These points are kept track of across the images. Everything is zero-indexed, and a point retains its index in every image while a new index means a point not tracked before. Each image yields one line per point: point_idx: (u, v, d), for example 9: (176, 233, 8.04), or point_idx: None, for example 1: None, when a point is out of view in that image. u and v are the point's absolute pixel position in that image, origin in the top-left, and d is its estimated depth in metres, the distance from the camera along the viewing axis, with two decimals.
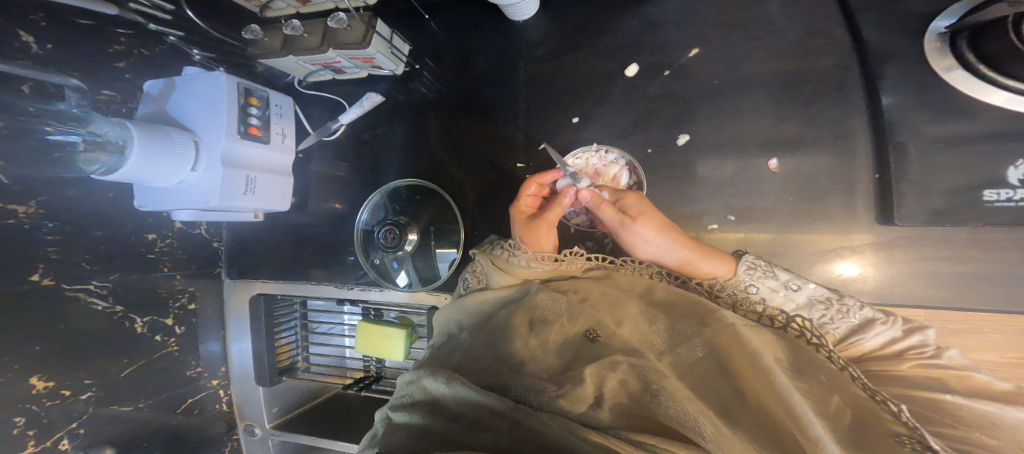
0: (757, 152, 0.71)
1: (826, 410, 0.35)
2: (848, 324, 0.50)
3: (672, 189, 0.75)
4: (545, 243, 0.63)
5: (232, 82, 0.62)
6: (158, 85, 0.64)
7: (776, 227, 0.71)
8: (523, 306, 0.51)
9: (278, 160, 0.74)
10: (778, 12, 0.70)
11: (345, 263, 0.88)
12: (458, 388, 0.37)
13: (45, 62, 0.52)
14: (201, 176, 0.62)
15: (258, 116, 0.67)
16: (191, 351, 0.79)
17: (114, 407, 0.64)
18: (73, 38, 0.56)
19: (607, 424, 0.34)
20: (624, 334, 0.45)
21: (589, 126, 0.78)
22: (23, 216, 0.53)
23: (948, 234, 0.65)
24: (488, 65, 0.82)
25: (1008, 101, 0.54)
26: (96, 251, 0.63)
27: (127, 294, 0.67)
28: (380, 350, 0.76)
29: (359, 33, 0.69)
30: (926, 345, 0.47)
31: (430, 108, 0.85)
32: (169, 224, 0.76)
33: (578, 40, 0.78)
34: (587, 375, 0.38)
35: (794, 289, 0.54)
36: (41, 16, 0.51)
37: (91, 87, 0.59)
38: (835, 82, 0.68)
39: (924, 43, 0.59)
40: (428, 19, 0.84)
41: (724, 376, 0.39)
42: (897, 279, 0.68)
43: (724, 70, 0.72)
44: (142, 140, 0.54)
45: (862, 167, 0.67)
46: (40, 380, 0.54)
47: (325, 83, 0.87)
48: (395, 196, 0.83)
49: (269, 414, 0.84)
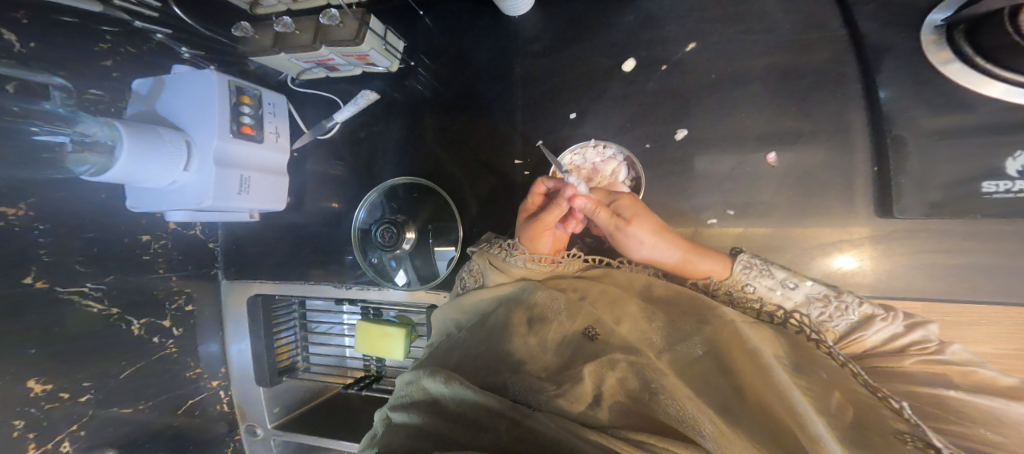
0: (756, 146, 0.70)
1: (828, 410, 0.34)
2: (848, 321, 0.49)
3: (671, 184, 0.74)
4: (543, 246, 0.61)
5: (223, 80, 0.61)
6: (146, 85, 0.63)
7: (776, 222, 0.70)
8: (522, 305, 0.50)
9: (272, 159, 0.73)
10: (775, 5, 0.69)
11: (343, 263, 0.87)
12: (457, 389, 0.37)
13: (29, 61, 0.51)
14: (194, 176, 0.61)
15: (251, 115, 0.67)
16: (190, 352, 0.79)
17: (113, 410, 0.63)
18: (55, 36, 0.54)
19: (607, 424, 0.33)
20: (623, 332, 0.44)
21: (587, 122, 0.77)
22: (13, 218, 0.52)
23: (948, 226, 0.64)
24: (484, 61, 0.81)
25: (1007, 93, 0.53)
26: (90, 252, 0.62)
27: (123, 296, 0.66)
28: (379, 349, 0.76)
29: (352, 29, 0.68)
30: (929, 340, 0.46)
31: (425, 105, 0.85)
32: (165, 224, 0.75)
33: (574, 36, 0.77)
34: (586, 373, 0.37)
35: (791, 287, 0.51)
36: (24, 14, 0.50)
37: (79, 87, 0.58)
38: (832, 75, 0.67)
39: (921, 37, 0.58)
40: (422, 15, 0.84)
41: (725, 376, 0.39)
42: (896, 272, 0.67)
43: (721, 64, 0.71)
44: (134, 139, 0.53)
45: (862, 160, 0.66)
46: (36, 384, 0.54)
47: (320, 82, 0.87)
48: (392, 194, 0.82)
49: (269, 415, 0.84)
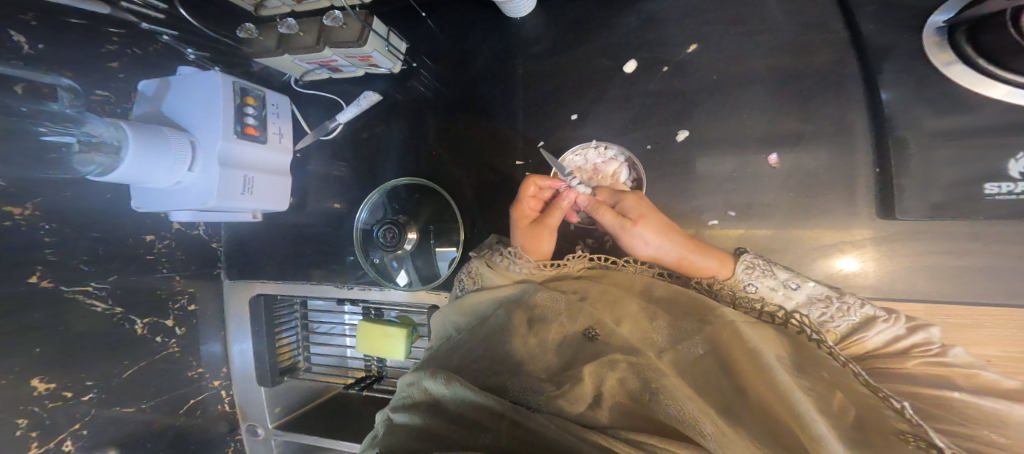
0: (757, 147, 0.71)
1: (830, 410, 0.34)
2: (848, 322, 0.49)
3: (672, 185, 0.74)
4: (544, 247, 0.63)
5: (227, 81, 0.62)
6: (152, 85, 0.63)
7: (776, 223, 0.70)
8: (523, 306, 0.51)
9: (275, 160, 0.74)
10: (776, 7, 0.69)
11: (345, 263, 0.88)
12: (458, 389, 0.37)
13: (36, 62, 0.52)
14: (198, 176, 0.61)
15: (255, 116, 0.67)
16: (192, 351, 0.79)
17: (116, 408, 0.64)
18: (63, 37, 0.55)
19: (607, 424, 0.34)
20: (624, 333, 0.44)
21: (588, 123, 0.78)
22: (19, 218, 0.53)
23: (949, 228, 0.64)
24: (486, 63, 0.82)
25: (1008, 94, 0.53)
26: (95, 252, 0.63)
27: (126, 295, 0.67)
28: (380, 349, 0.77)
29: (355, 31, 0.69)
30: (930, 342, 0.46)
31: (427, 106, 0.85)
32: (168, 225, 0.76)
33: (576, 38, 0.78)
34: (587, 373, 0.38)
35: (793, 288, 0.51)
36: (32, 16, 0.51)
37: (85, 88, 0.58)
38: (833, 77, 0.67)
39: (923, 38, 0.58)
40: (425, 16, 0.84)
41: (727, 376, 0.39)
42: (897, 274, 0.67)
43: (723, 65, 0.72)
44: (138, 140, 0.54)
45: (863, 161, 0.66)
46: (41, 382, 0.54)
47: (323, 82, 0.88)
48: (394, 195, 0.82)
49: (271, 415, 0.85)
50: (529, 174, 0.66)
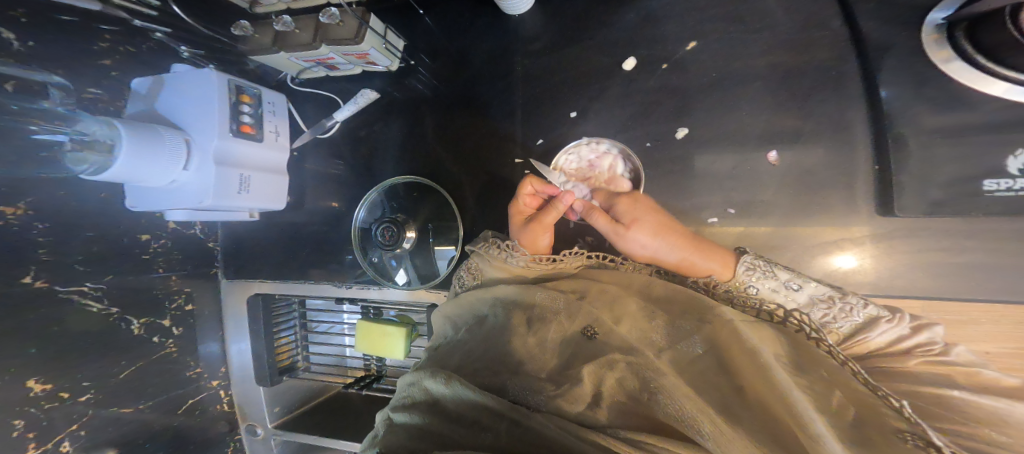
0: (757, 145, 0.70)
1: (829, 409, 0.34)
2: (852, 322, 0.48)
3: (672, 183, 0.74)
4: (542, 243, 0.62)
5: (222, 79, 0.61)
6: (145, 84, 0.63)
7: (776, 221, 0.70)
8: (522, 305, 0.50)
9: (271, 157, 0.73)
10: (777, 4, 0.69)
11: (343, 262, 0.87)
12: (457, 388, 0.37)
13: (28, 59, 0.51)
14: (194, 175, 0.61)
15: (250, 114, 0.67)
16: (191, 351, 0.78)
17: (114, 408, 0.64)
18: (54, 34, 0.54)
19: (605, 424, 0.34)
20: (623, 332, 0.43)
21: (588, 120, 0.77)
22: (12, 217, 0.52)
23: (950, 226, 0.64)
24: (485, 60, 0.81)
25: (1007, 91, 0.54)
26: (89, 251, 0.62)
27: (122, 294, 0.66)
28: (380, 348, 0.76)
29: (352, 28, 0.68)
30: (934, 342, 0.46)
31: (426, 105, 0.84)
32: (164, 224, 0.75)
33: (575, 35, 0.77)
34: (586, 373, 0.37)
35: (795, 288, 0.51)
36: (22, 12, 0.50)
37: (77, 85, 0.58)
38: (834, 75, 0.67)
39: (923, 36, 0.58)
40: (423, 14, 0.84)
41: (724, 375, 0.39)
42: (897, 272, 0.67)
43: (722, 63, 0.71)
44: (133, 139, 0.53)
45: (863, 158, 0.66)
46: (36, 384, 0.54)
47: (320, 80, 0.87)
48: (392, 193, 0.81)
49: (270, 415, 0.84)
50: (528, 175, 0.67)
